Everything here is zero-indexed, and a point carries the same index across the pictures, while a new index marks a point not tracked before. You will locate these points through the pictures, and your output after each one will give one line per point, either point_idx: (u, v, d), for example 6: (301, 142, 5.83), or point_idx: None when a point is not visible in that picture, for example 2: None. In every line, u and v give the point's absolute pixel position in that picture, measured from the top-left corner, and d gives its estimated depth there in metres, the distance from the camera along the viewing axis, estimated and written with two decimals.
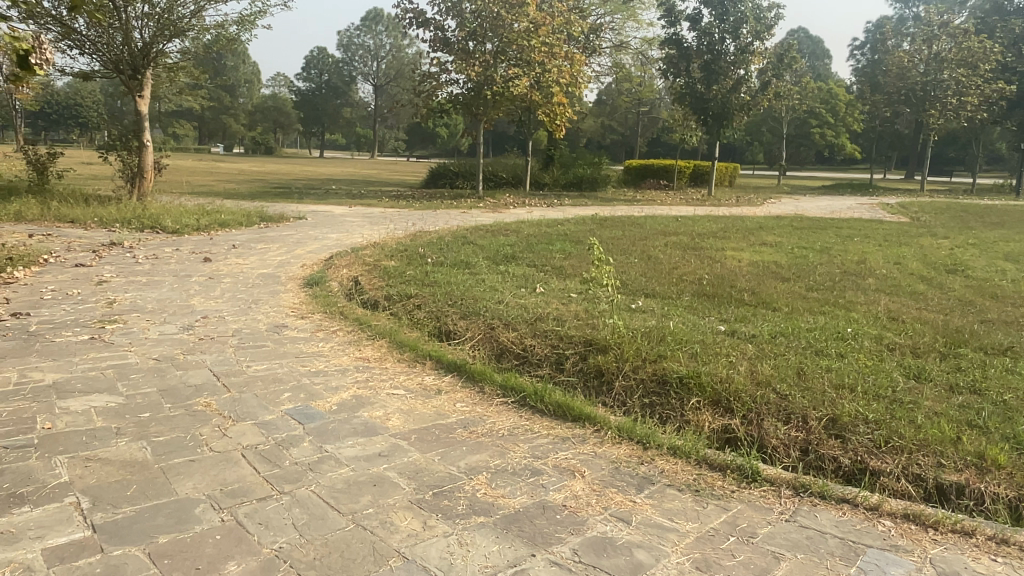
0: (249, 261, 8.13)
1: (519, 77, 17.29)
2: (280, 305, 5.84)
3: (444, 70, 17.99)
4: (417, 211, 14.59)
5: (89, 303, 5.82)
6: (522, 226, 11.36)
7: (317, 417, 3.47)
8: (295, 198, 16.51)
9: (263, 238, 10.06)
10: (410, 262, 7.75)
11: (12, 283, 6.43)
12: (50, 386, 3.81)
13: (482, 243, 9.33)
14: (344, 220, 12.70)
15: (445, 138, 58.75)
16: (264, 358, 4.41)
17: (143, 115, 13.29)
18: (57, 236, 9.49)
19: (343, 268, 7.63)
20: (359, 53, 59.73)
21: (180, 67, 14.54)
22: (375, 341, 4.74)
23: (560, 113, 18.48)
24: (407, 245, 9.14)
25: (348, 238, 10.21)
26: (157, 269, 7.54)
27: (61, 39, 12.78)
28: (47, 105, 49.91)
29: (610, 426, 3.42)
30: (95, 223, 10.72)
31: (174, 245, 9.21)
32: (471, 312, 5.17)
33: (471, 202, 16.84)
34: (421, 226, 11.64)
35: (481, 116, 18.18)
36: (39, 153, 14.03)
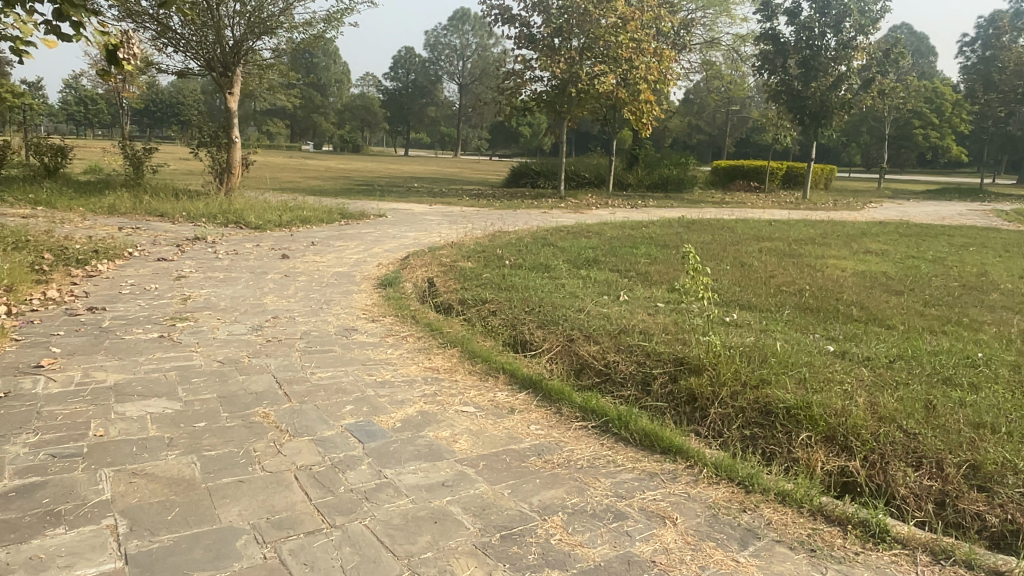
0: (325, 259, 8.03)
1: (605, 74, 16.81)
2: (352, 306, 5.63)
3: (529, 67, 17.71)
4: (496, 210, 14.36)
5: (164, 298, 5.79)
6: (605, 228, 10.93)
7: (379, 435, 3.17)
8: (377, 196, 16.58)
9: (342, 236, 10.01)
10: (488, 264, 7.46)
11: (94, 277, 6.50)
12: (110, 388, 3.68)
13: (563, 245, 8.96)
14: (423, 218, 12.56)
15: (527, 137, 58.67)
16: (329, 364, 4.17)
17: (232, 111, 13.53)
18: (145, 229, 9.70)
19: (420, 269, 7.40)
20: (446, 53, 60.47)
21: (270, 65, 14.79)
22: (446, 349, 4.43)
23: (648, 111, 17.85)
24: (485, 246, 8.87)
25: (426, 237, 10.04)
26: (236, 265, 7.52)
27: (158, 37, 13.17)
28: (152, 103, 52.68)
29: (705, 462, 2.98)
30: (183, 218, 10.94)
31: (255, 241, 9.25)
32: (550, 321, 4.80)
33: (551, 202, 16.50)
34: (500, 226, 11.37)
35: (565, 114, 17.83)
36: (136, 148, 14.55)
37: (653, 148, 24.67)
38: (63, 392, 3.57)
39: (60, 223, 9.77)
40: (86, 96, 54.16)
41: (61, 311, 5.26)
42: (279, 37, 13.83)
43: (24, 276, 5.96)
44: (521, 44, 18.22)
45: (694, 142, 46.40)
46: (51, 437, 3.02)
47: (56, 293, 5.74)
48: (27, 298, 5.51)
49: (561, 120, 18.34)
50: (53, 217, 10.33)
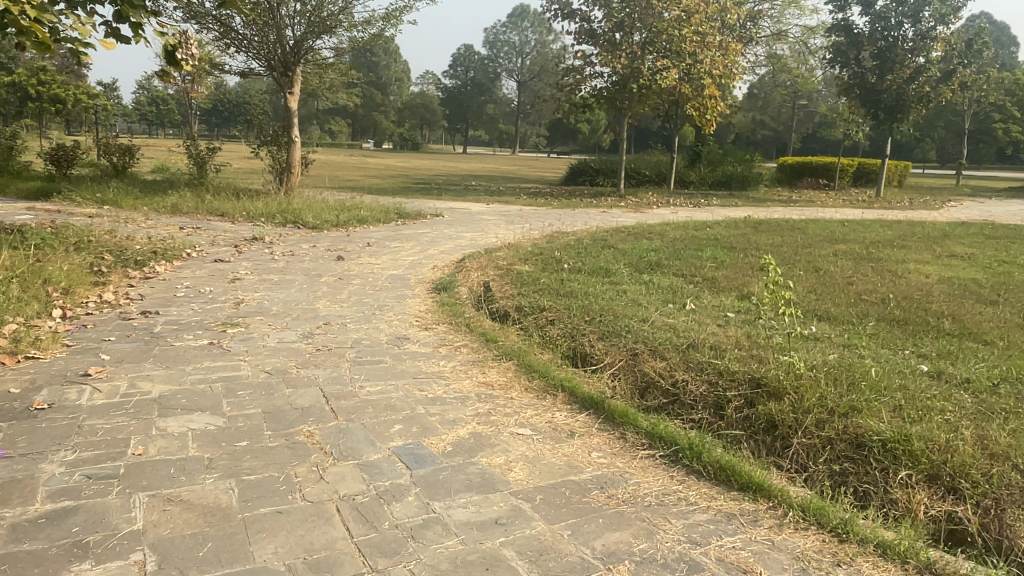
0: (380, 261, 7.89)
1: (668, 69, 16.33)
2: (405, 313, 5.43)
3: (589, 63, 17.34)
4: (554, 210, 14.09)
5: (217, 302, 5.71)
6: (667, 229, 10.53)
7: (428, 461, 2.93)
8: (434, 195, 16.50)
9: (398, 236, 9.89)
10: (545, 267, 7.18)
11: (152, 279, 6.49)
12: (155, 400, 3.55)
13: (625, 247, 8.62)
14: (479, 218, 12.38)
15: (586, 134, 58.15)
16: (378, 376, 3.96)
17: (293, 111, 13.57)
18: (205, 229, 9.78)
19: (476, 273, 7.18)
20: (505, 50, 60.43)
21: (330, 64, 14.83)
22: (502, 362, 4.18)
23: (712, 107, 17.26)
24: (543, 248, 8.60)
25: (482, 238, 9.83)
26: (291, 266, 7.44)
27: (221, 38, 13.34)
28: (220, 103, 54.21)
29: (790, 503, 2.65)
30: (243, 218, 11.01)
31: (312, 241, 9.20)
32: (612, 332, 4.50)
33: (611, 201, 16.12)
34: (558, 226, 11.08)
35: (625, 110, 17.44)
36: (200, 148, 14.79)
37: (717, 145, 23.97)
38: (107, 405, 3.46)
39: (124, 223, 9.93)
40: (158, 97, 56.16)
41: (116, 315, 5.23)
42: (339, 37, 13.84)
43: (83, 278, 5.98)
44: (581, 39, 17.87)
45: (759, 138, 45.13)
46: (88, 456, 2.88)
47: (112, 296, 5.73)
48: (83, 301, 5.51)
49: (622, 117, 17.92)
50: (119, 216, 10.52)
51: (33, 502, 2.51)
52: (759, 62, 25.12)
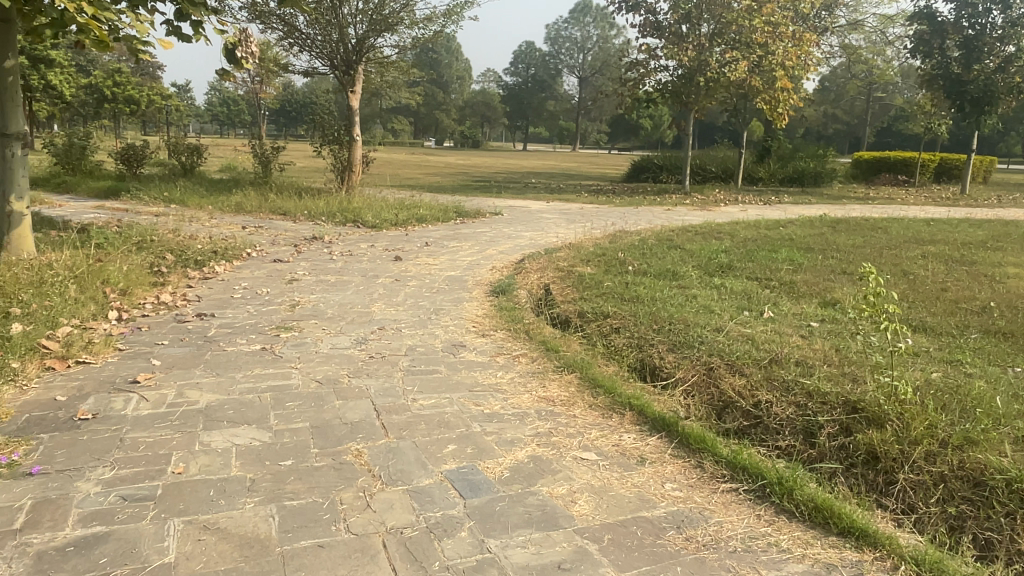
0: (438, 261, 7.69)
1: (737, 61, 15.71)
2: (462, 317, 5.18)
3: (654, 57, 16.84)
4: (617, 207, 13.70)
5: (273, 304, 5.59)
6: (737, 228, 10.03)
7: (484, 488, 2.67)
8: (494, 193, 16.30)
9: (457, 236, 9.69)
10: (609, 269, 6.84)
11: (210, 280, 6.45)
12: (201, 411, 3.39)
13: (693, 248, 8.19)
14: (540, 216, 12.09)
15: (649, 130, 57.18)
16: (432, 388, 3.72)
17: (354, 110, 13.53)
18: (266, 228, 9.80)
19: (536, 274, 6.90)
20: (566, 46, 59.97)
21: (392, 62, 14.77)
22: (564, 373, 3.88)
23: (785, 101, 16.53)
24: (606, 248, 8.25)
25: (543, 237, 9.54)
26: (348, 267, 7.31)
27: (285, 38, 13.40)
28: (287, 102, 55.50)
29: (901, 554, 2.28)
30: (304, 217, 11.01)
31: (370, 241, 9.08)
32: (685, 344, 4.16)
33: (676, 198, 15.62)
34: (622, 225, 10.69)
35: (691, 105, 16.92)
36: (265, 147, 14.95)
37: (787, 140, 23.06)
38: (153, 416, 3.32)
39: (189, 222, 10.04)
40: (229, 97, 57.92)
41: (171, 318, 5.15)
42: (401, 34, 13.74)
43: (142, 278, 5.96)
44: (646, 32, 17.37)
45: (830, 133, 43.49)
46: (127, 474, 2.73)
47: (170, 297, 5.68)
48: (141, 303, 5.46)
49: (688, 111, 17.37)
50: (184, 215, 10.66)
51: (64, 527, 2.35)
52: (833, 53, 24.04)
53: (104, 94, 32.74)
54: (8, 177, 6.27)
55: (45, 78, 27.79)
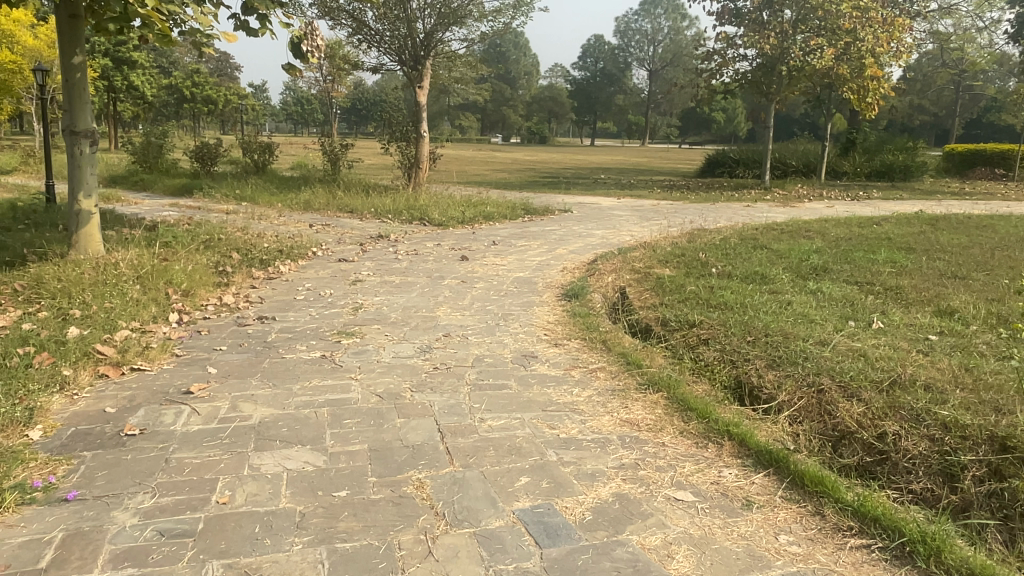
0: (506, 261, 7.35)
1: (823, 48, 14.85)
2: (532, 324, 4.81)
3: (733, 46, 16.09)
4: (692, 204, 13.10)
5: (336, 306, 5.35)
6: (826, 226, 9.35)
7: (564, 535, 2.29)
8: (563, 189, 15.88)
9: (525, 234, 9.34)
10: (689, 271, 6.38)
11: (274, 280, 6.27)
12: (253, 428, 3.12)
13: (780, 248, 7.61)
14: (611, 213, 11.63)
15: (721, 124, 55.59)
16: (502, 405, 3.36)
17: (422, 106, 13.34)
18: (334, 226, 9.67)
19: (610, 276, 6.47)
20: (636, 39, 58.87)
21: (460, 56, 14.53)
22: (649, 391, 3.47)
23: (874, 90, 15.54)
24: (685, 248, 7.75)
25: (616, 236, 9.09)
26: (414, 267, 7.04)
27: (354, 34, 13.29)
28: (358, 99, 56.35)
29: None
30: (371, 214, 10.86)
31: (436, 239, 8.81)
32: (787, 360, 3.70)
33: (754, 194, 14.89)
34: (698, 223, 10.15)
35: (772, 95, 16.10)
36: (334, 144, 14.95)
37: (873, 132, 21.82)
38: (201, 433, 3.07)
39: (257, 220, 10.01)
40: (303, 96, 59.24)
41: (232, 321, 4.95)
42: (469, 28, 13.48)
43: (206, 278, 5.82)
44: (723, 20, 16.63)
45: (916, 124, 41.30)
46: (167, 504, 2.46)
47: (232, 299, 5.50)
48: (203, 305, 5.30)
49: (768, 103, 16.55)
50: (254, 213, 10.65)
51: (93, 569, 2.09)
52: (924, 39, 22.62)
53: (184, 94, 33.80)
54: (77, 175, 6.25)
55: (128, 78, 28.82)
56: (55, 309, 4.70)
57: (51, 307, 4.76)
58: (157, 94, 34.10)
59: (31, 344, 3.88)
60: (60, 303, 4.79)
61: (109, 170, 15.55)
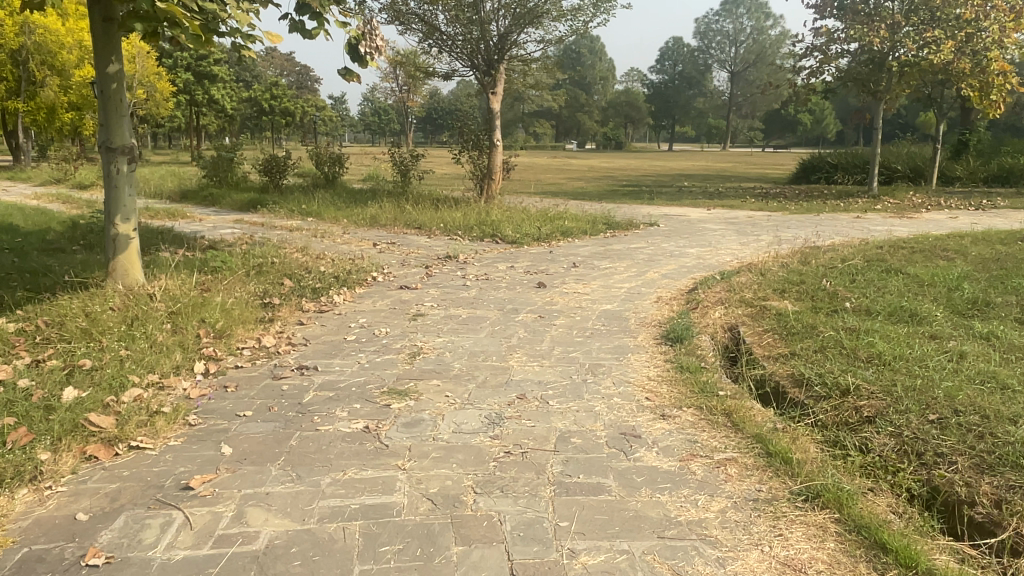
0: (589, 289, 6.37)
1: (940, 40, 13.25)
2: (629, 382, 3.83)
3: (835, 41, 14.65)
4: (792, 215, 11.80)
5: (389, 352, 4.48)
6: (964, 244, 7.94)
7: None
8: (646, 199, 14.77)
9: (608, 253, 8.35)
10: (815, 305, 5.26)
11: (324, 314, 5.49)
12: (256, 558, 2.26)
13: (918, 273, 6.35)
14: (703, 227, 10.50)
15: (808, 125, 52.91)
16: (599, 527, 2.39)
17: (495, 113, 12.52)
18: (399, 245, 8.92)
19: (718, 310, 5.40)
20: (718, 40, 56.87)
21: (536, 60, 13.65)
22: (810, 509, 2.45)
23: (1000, 86, 13.52)
24: (800, 273, 6.59)
25: (712, 256, 7.98)
26: (484, 296, 6.16)
27: (425, 39, 12.59)
28: (433, 108, 56.48)
29: None
30: (440, 231, 10.07)
31: (509, 261, 7.92)
32: (1006, 456, 2.61)
33: (861, 203, 13.40)
34: (807, 240, 8.92)
35: (879, 94, 14.56)
36: (404, 155, 14.32)
37: (990, 132, 19.75)
38: (186, 565, 2.23)
39: (320, 238, 9.38)
40: (380, 106, 59.98)
41: (267, 371, 4.15)
42: (546, 28, 12.56)
43: (248, 314, 5.08)
44: (824, 14, 15.23)
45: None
46: None
47: (273, 340, 4.72)
48: (238, 348, 4.54)
49: (875, 103, 15.02)
50: (317, 230, 10.05)
51: None
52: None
53: (263, 107, 34.31)
54: (114, 197, 5.66)
55: (209, 92, 29.38)
56: (65, 358, 4.02)
57: (62, 355, 4.09)
58: (239, 107, 34.76)
59: (13, 414, 3.16)
60: (72, 351, 4.12)
61: (182, 185, 15.41)
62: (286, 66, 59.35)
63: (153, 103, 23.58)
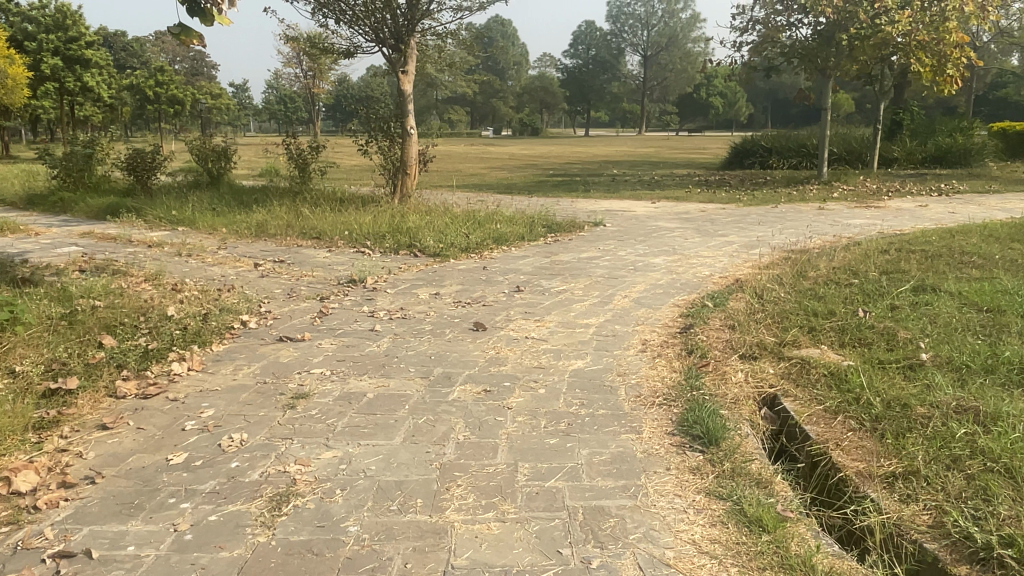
0: (545, 331, 4.62)
1: (896, 10, 12.07)
2: (667, 564, 2.10)
3: (781, 12, 13.39)
4: (748, 209, 10.42)
5: (234, 497, 2.60)
6: (975, 243, 6.61)
7: None
8: (580, 191, 13.18)
9: (555, 268, 6.66)
10: (876, 356, 3.68)
11: (149, 404, 3.55)
12: None
13: (964, 292, 4.90)
14: (658, 227, 8.93)
15: (722, 108, 52.78)
16: None
17: (406, 95, 10.58)
18: (290, 266, 6.96)
19: (739, 369, 3.75)
20: (630, 23, 55.76)
21: (451, 33, 11.71)
22: None
23: (956, 59, 12.48)
24: (814, 294, 5.06)
25: (684, 268, 6.40)
26: (400, 348, 4.32)
27: (321, 8, 10.51)
28: (339, 96, 53.37)
29: None
30: (344, 241, 8.12)
31: (432, 285, 6.09)
32: None
33: (816, 192, 12.19)
34: (786, 242, 7.48)
35: (828, 71, 13.35)
36: (301, 147, 12.21)
37: (923, 111, 19.12)
38: None
39: (184, 259, 7.29)
40: (284, 94, 56.58)
41: None
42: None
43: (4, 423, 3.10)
44: None
45: None
46: None
47: (34, 477, 2.78)
48: None
49: (822, 81, 13.85)
50: (185, 246, 7.95)
51: None
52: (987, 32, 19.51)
53: (146, 95, 30.90)
54: None
55: (81, 79, 25.97)
56: None
57: None
58: (119, 96, 31.23)
59: None
60: None
61: (28, 189, 12.80)
62: (178, 51, 54.96)
63: (6, 91, 20.33)
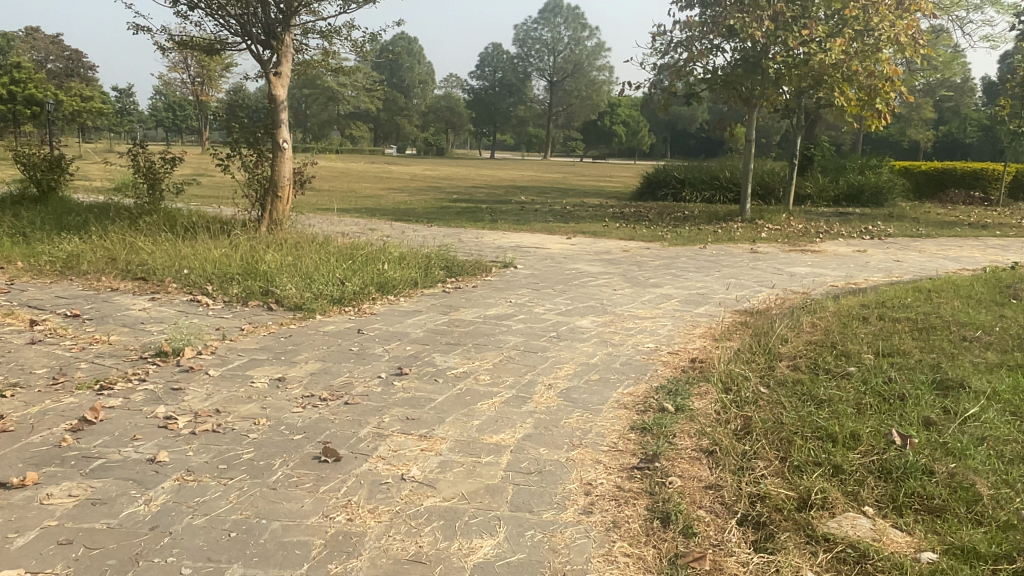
0: (432, 462, 2.96)
1: (828, 38, 11.23)
2: None
3: (705, 34, 12.39)
4: (676, 250, 9.13)
5: None
6: (961, 308, 5.45)
7: None
8: (485, 221, 11.64)
9: (455, 333, 5.03)
10: (974, 548, 2.24)
11: None
12: None
13: (1007, 394, 3.59)
14: (580, 272, 7.45)
15: None
16: None
17: (279, 101, 8.73)
18: (87, 324, 5.00)
19: (757, 567, 2.22)
20: (536, 47, 55.13)
21: (337, 34, 9.93)
22: None
23: (886, 94, 11.83)
24: (807, 395, 3.62)
25: (623, 339, 4.91)
26: (181, 509, 2.53)
27: None
28: None
29: None
30: (177, 285, 6.19)
31: (278, 361, 4.31)
32: None
33: (742, 230, 11.15)
34: (736, 299, 6.15)
35: (752, 100, 12.42)
36: (150, 158, 10.08)
37: (832, 147, 18.86)
38: None
39: None
40: (169, 100, 52.32)
41: None
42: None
43: None
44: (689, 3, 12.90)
45: None
46: None
47: None
48: None
49: (745, 111, 12.96)
50: None
51: None
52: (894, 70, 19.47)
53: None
54: None
55: None
56: None
57: None
58: None
59: None
60: None
61: None
62: (49, 48, 49.70)
63: None
